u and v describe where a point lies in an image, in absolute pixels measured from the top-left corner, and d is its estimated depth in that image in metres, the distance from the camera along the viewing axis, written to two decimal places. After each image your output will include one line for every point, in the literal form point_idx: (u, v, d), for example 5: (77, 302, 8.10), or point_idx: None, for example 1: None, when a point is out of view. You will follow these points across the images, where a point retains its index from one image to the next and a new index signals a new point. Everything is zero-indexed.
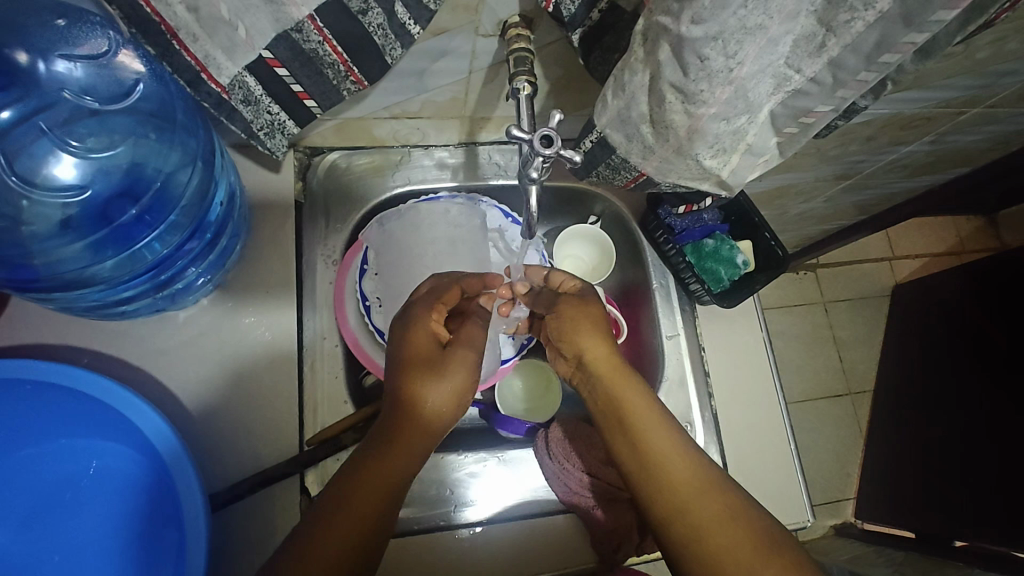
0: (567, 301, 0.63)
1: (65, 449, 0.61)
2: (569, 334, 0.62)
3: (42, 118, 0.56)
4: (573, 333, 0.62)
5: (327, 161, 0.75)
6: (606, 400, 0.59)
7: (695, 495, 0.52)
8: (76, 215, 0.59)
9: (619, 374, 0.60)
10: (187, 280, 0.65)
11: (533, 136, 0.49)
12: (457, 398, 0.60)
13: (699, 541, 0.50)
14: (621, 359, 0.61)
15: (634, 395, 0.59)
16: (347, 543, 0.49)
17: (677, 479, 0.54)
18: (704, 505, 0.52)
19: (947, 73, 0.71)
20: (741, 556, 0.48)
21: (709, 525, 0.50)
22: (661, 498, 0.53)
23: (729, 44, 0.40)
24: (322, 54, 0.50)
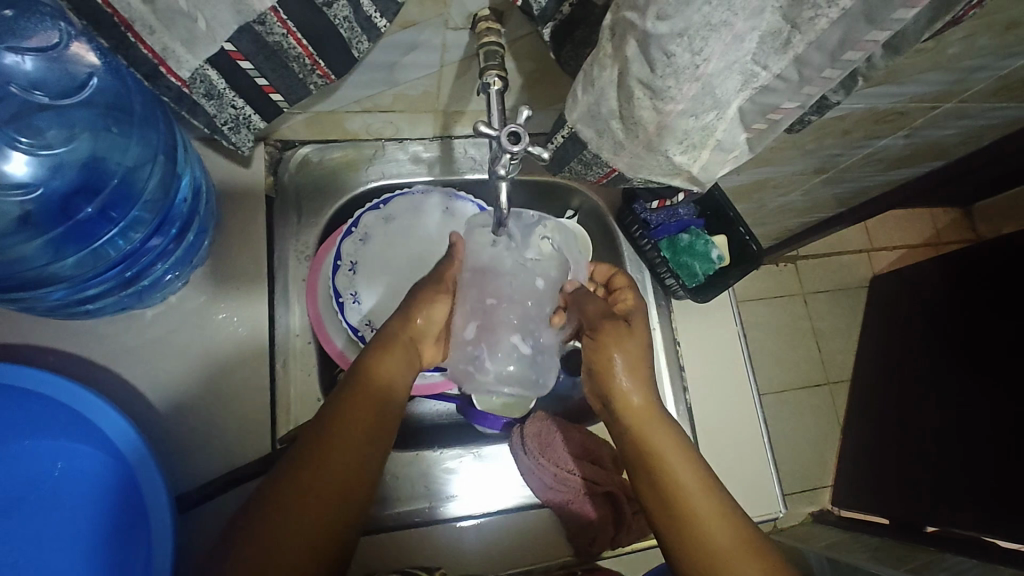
0: (608, 330, 0.65)
1: (27, 451, 0.59)
2: (608, 370, 0.63)
3: None
4: (610, 373, 0.63)
5: (299, 155, 0.74)
6: (636, 442, 0.60)
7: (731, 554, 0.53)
8: (35, 211, 0.58)
9: (648, 413, 0.61)
10: (154, 277, 0.62)
11: (500, 133, 0.49)
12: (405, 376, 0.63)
13: None
14: (656, 404, 0.62)
15: (666, 440, 0.59)
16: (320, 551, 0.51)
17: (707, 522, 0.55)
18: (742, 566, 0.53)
19: (920, 68, 0.72)
20: None
21: None
22: (681, 531, 0.55)
23: (695, 40, 0.40)
24: (286, 47, 0.49)
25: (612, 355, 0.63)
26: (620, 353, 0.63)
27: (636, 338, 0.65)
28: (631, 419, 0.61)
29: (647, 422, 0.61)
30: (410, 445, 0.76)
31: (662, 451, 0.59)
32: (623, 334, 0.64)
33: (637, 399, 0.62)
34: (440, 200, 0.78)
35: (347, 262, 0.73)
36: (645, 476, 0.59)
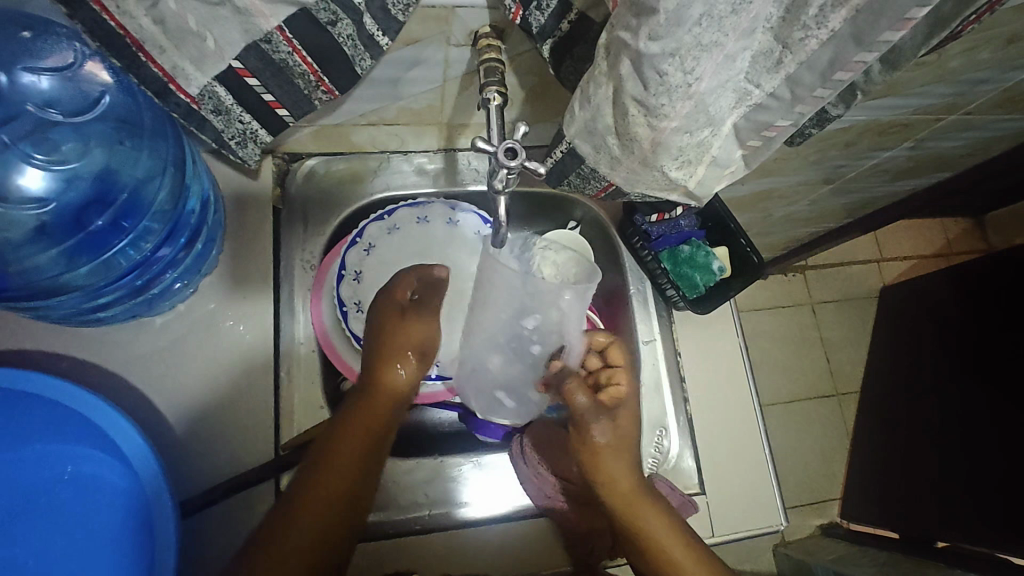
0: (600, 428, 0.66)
1: (40, 455, 0.60)
2: (600, 463, 0.66)
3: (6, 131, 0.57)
4: (597, 465, 0.66)
5: (305, 167, 0.76)
6: (625, 525, 0.65)
7: None
8: (51, 222, 0.59)
9: (636, 496, 0.65)
10: (164, 285, 0.64)
11: (497, 148, 0.50)
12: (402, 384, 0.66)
13: None
14: (643, 486, 0.66)
15: (652, 520, 0.64)
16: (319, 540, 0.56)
17: None
18: None
19: (922, 81, 0.72)
20: None
21: None
22: None
23: (686, 60, 0.41)
24: (291, 64, 0.50)
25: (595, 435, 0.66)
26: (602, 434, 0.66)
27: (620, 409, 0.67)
28: (617, 503, 0.65)
29: (633, 504, 0.65)
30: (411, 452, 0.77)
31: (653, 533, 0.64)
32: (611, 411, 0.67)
33: (621, 485, 0.65)
34: (443, 212, 0.79)
35: (351, 271, 0.74)
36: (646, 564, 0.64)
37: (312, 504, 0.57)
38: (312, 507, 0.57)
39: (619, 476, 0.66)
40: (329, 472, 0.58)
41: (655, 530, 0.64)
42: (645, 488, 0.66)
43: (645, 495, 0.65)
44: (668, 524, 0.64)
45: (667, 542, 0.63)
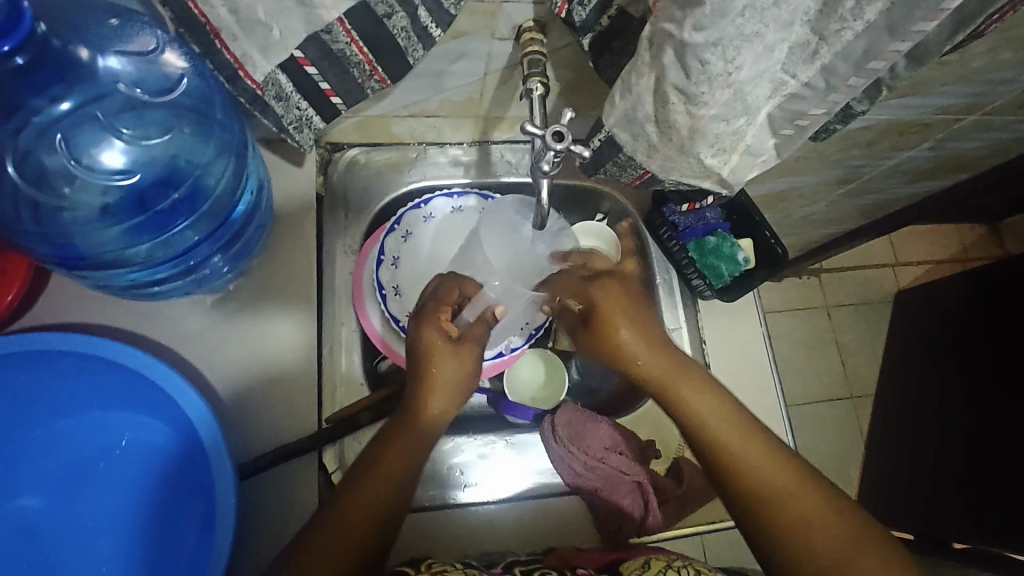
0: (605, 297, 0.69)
1: (97, 423, 0.66)
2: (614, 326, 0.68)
3: (97, 108, 0.57)
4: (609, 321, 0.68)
5: (347, 157, 0.80)
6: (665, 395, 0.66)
7: (788, 493, 0.59)
8: (115, 202, 0.60)
9: (677, 370, 0.66)
10: (214, 266, 0.68)
11: (545, 132, 0.53)
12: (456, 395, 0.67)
13: (805, 539, 0.57)
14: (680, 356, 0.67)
15: (693, 394, 0.64)
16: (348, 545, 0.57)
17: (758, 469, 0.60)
18: (802, 503, 0.58)
19: (943, 80, 0.74)
20: (836, 542, 0.56)
21: (807, 518, 0.58)
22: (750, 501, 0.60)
23: (728, 49, 0.44)
24: (349, 54, 0.53)
25: (618, 332, 0.68)
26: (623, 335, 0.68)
27: (627, 302, 0.69)
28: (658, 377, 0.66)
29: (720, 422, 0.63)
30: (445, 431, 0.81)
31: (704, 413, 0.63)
32: (617, 310, 0.68)
33: (697, 402, 0.64)
34: (476, 203, 0.81)
35: (389, 257, 0.78)
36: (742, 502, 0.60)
37: (347, 527, 0.57)
38: (356, 518, 0.57)
39: (662, 371, 0.66)
40: (372, 484, 0.59)
41: (766, 470, 0.60)
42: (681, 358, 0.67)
43: (728, 413, 0.63)
44: (791, 467, 0.60)
45: (777, 478, 0.60)
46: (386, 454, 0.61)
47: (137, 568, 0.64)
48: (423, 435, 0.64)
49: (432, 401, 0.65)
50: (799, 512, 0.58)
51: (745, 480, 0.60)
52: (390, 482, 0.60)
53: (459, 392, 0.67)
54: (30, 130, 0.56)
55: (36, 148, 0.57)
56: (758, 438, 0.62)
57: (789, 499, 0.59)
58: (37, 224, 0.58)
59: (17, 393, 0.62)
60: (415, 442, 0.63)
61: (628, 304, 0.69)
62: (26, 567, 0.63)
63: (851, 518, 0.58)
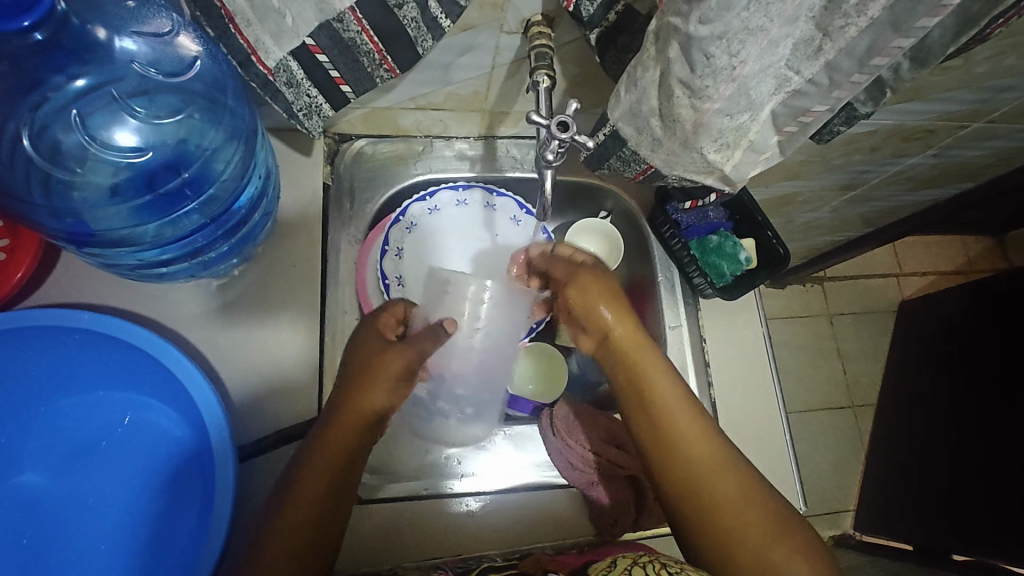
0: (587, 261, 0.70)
1: (102, 401, 0.67)
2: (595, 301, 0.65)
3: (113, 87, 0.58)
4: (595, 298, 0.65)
5: (354, 148, 0.80)
6: (625, 360, 0.64)
7: (715, 473, 0.58)
8: (124, 183, 0.61)
9: (640, 347, 0.64)
10: (219, 251, 0.68)
11: (550, 122, 0.54)
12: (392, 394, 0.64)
13: (713, 518, 0.57)
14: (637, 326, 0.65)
15: (652, 369, 0.63)
16: (300, 531, 0.55)
17: (691, 449, 0.59)
18: (724, 488, 0.57)
19: (947, 85, 0.75)
20: (751, 532, 0.55)
21: (728, 503, 0.57)
22: (677, 475, 0.59)
23: (732, 43, 0.44)
24: (359, 43, 0.54)
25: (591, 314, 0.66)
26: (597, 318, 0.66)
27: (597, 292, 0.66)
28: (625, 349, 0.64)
29: (670, 405, 0.61)
30: None
31: (652, 384, 0.62)
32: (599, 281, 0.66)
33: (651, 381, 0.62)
34: (481, 196, 0.83)
35: (394, 248, 0.79)
36: (672, 491, 0.59)
37: (296, 515, 0.56)
38: (294, 525, 0.55)
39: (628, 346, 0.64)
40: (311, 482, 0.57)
41: (693, 448, 0.59)
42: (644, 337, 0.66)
43: (688, 409, 0.61)
44: (723, 454, 0.59)
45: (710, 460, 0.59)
46: (322, 454, 0.59)
47: (133, 547, 0.64)
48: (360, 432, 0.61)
49: (371, 399, 0.62)
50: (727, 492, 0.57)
51: (685, 471, 0.59)
52: (330, 479, 0.58)
53: (400, 386, 0.65)
54: (49, 106, 0.57)
55: (52, 124, 0.58)
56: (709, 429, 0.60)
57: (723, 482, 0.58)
58: (47, 200, 0.58)
59: (24, 369, 0.62)
60: (358, 436, 0.61)
61: (601, 290, 0.66)
62: (26, 542, 0.63)
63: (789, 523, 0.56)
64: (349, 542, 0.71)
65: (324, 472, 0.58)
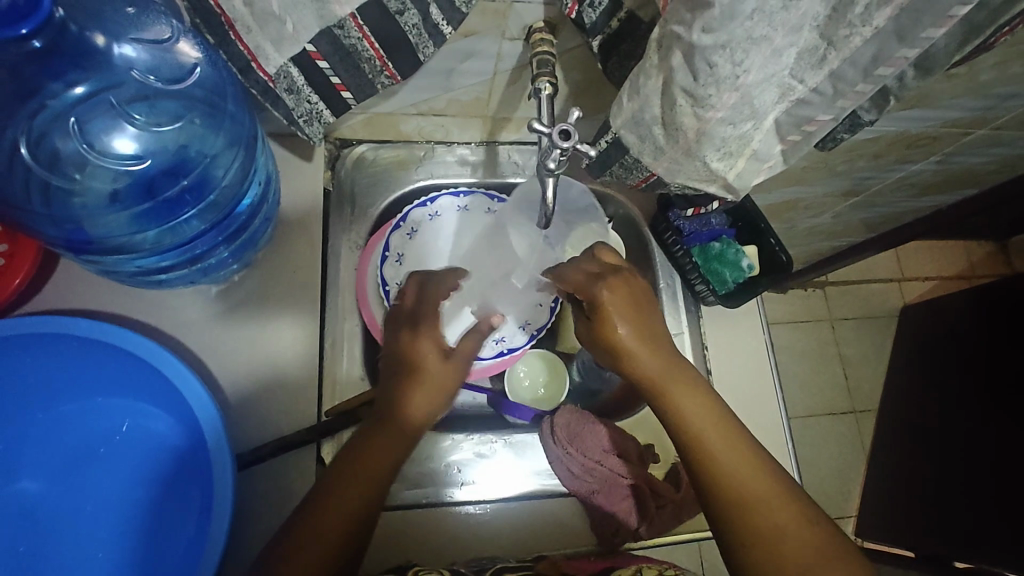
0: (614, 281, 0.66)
1: (100, 409, 0.66)
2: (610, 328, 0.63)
3: (111, 94, 0.58)
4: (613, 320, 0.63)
5: (355, 153, 0.80)
6: (657, 394, 0.62)
7: (766, 500, 0.57)
8: (124, 189, 0.61)
9: (669, 376, 0.63)
10: (219, 256, 0.68)
11: (552, 130, 0.53)
12: (437, 395, 0.62)
13: (766, 539, 0.55)
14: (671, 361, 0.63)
15: (685, 398, 0.62)
16: (342, 528, 0.53)
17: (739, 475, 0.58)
18: (774, 512, 0.56)
19: (951, 92, 0.74)
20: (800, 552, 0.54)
21: (779, 527, 0.55)
22: (724, 501, 0.57)
23: (736, 52, 0.44)
24: (360, 49, 0.54)
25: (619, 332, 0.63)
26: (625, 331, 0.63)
27: (633, 299, 0.65)
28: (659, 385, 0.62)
29: (721, 442, 0.60)
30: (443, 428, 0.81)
31: (686, 414, 0.61)
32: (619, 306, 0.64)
33: (715, 442, 0.60)
34: (482, 202, 0.82)
35: (394, 253, 0.78)
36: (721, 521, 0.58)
37: (332, 513, 0.53)
38: (332, 523, 0.53)
39: (663, 380, 0.63)
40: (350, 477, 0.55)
41: (738, 471, 0.58)
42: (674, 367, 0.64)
43: (729, 434, 0.61)
44: (775, 482, 0.58)
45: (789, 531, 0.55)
46: (339, 492, 0.55)
47: (130, 555, 0.64)
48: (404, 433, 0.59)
49: (415, 399, 0.61)
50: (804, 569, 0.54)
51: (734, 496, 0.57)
52: (375, 477, 0.56)
53: (445, 387, 0.63)
54: (46, 114, 0.57)
55: (50, 132, 0.58)
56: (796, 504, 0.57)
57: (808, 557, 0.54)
58: (46, 207, 0.58)
59: (21, 375, 0.62)
60: (399, 442, 0.59)
61: (633, 298, 0.65)
62: (22, 550, 0.63)
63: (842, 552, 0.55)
64: None
65: (373, 466, 0.56)
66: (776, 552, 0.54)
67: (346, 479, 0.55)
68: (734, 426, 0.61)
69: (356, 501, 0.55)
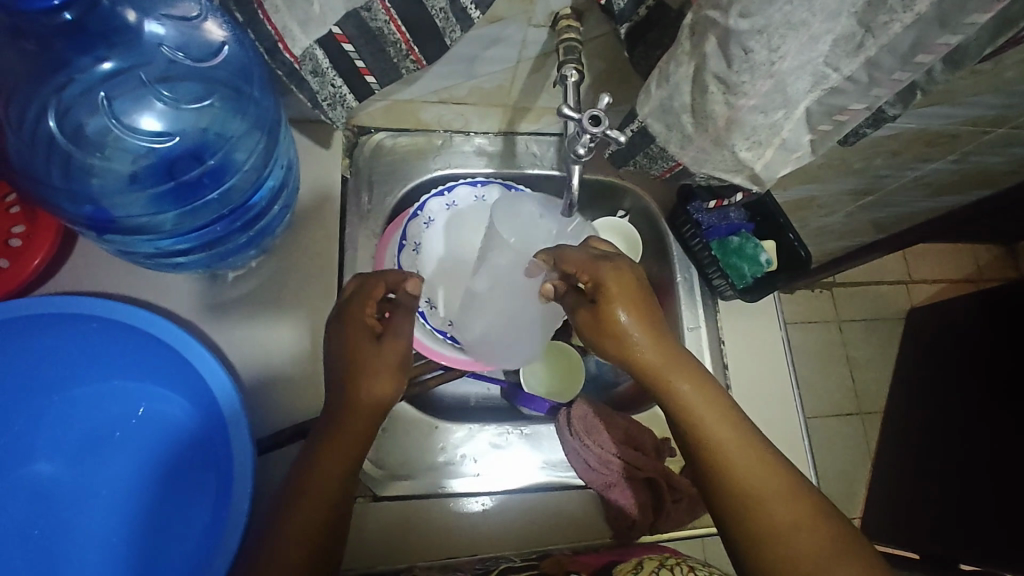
0: (613, 272, 0.60)
1: (117, 391, 0.66)
2: (612, 321, 0.59)
3: (142, 70, 0.58)
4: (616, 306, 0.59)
5: (373, 140, 0.80)
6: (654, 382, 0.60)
7: (772, 496, 0.55)
8: (144, 169, 0.60)
9: (669, 363, 0.59)
10: (236, 243, 0.68)
11: (582, 115, 0.53)
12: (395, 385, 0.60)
13: (773, 536, 0.54)
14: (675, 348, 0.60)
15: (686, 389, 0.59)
16: (310, 533, 0.54)
17: (743, 468, 0.56)
18: (779, 508, 0.55)
19: (975, 90, 0.74)
20: (810, 547, 0.53)
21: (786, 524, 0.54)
22: (726, 495, 0.56)
23: (773, 38, 0.43)
24: (387, 32, 0.53)
25: (618, 317, 0.59)
26: (625, 319, 0.59)
27: (638, 290, 0.60)
28: (654, 378, 0.59)
29: (723, 435, 0.58)
30: (457, 418, 0.81)
31: (689, 402, 0.58)
32: (625, 289, 0.59)
33: (725, 436, 0.57)
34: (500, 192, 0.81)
35: (411, 242, 0.78)
36: (727, 515, 0.56)
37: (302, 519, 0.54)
38: (301, 526, 0.54)
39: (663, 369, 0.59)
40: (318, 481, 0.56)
41: (741, 464, 0.56)
42: (677, 350, 0.60)
43: (732, 424, 0.58)
44: (779, 472, 0.56)
45: (804, 525, 0.54)
46: (303, 501, 0.55)
47: (143, 541, 0.63)
48: (364, 426, 0.59)
49: (368, 392, 0.58)
50: (821, 566, 0.52)
51: (736, 490, 0.56)
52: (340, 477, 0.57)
53: (400, 369, 0.60)
54: (73, 89, 0.57)
55: (75, 107, 0.57)
56: (810, 495, 0.56)
57: (821, 553, 0.53)
58: (65, 183, 0.57)
59: (40, 355, 0.62)
60: (363, 429, 0.59)
61: (638, 291, 0.60)
62: (36, 532, 0.62)
63: (854, 547, 0.53)
64: (367, 542, 0.70)
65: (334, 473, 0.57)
66: (781, 550, 0.53)
67: (313, 487, 0.56)
68: (742, 420, 0.59)
69: (326, 508, 0.55)
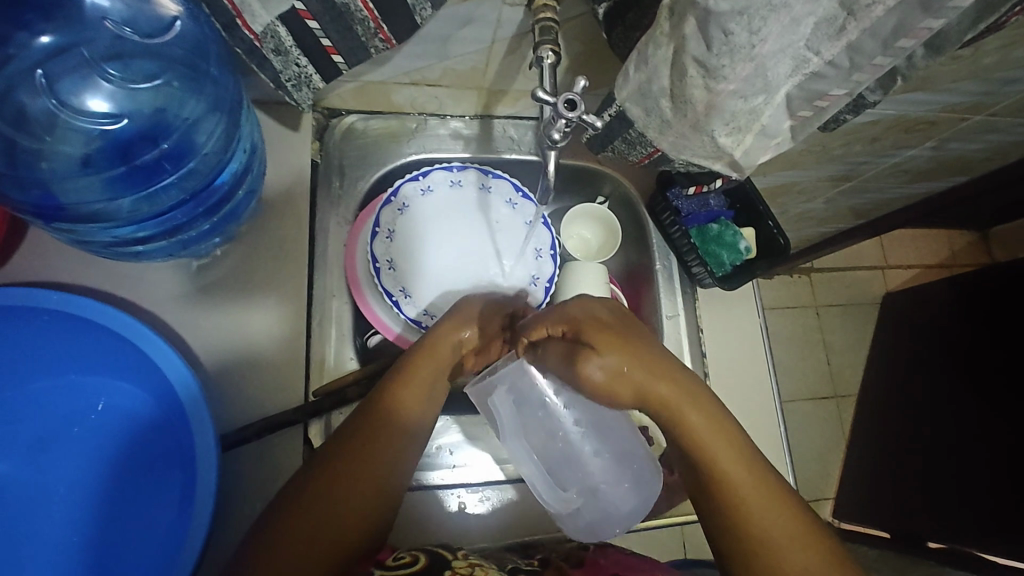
0: (585, 314, 0.59)
1: (73, 386, 0.63)
2: (595, 364, 0.54)
3: (87, 48, 0.56)
4: (598, 345, 0.55)
5: (344, 124, 0.77)
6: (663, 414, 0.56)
7: (786, 537, 0.51)
8: (96, 152, 0.58)
9: (679, 394, 0.56)
10: (198, 230, 0.64)
11: (557, 100, 0.51)
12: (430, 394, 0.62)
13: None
14: (681, 377, 0.57)
15: (696, 416, 0.55)
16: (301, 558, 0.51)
17: (754, 506, 0.53)
18: (793, 549, 0.51)
19: (953, 76, 0.73)
20: None
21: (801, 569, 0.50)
22: (734, 532, 0.53)
23: (754, 19, 0.41)
24: (353, 9, 0.51)
25: (601, 359, 0.55)
26: (609, 359, 0.55)
27: (618, 330, 0.58)
28: (661, 408, 0.56)
29: (735, 469, 0.54)
30: None
31: (699, 434, 0.55)
32: (606, 333, 0.56)
33: (736, 471, 0.54)
34: (476, 177, 0.79)
35: (385, 230, 0.75)
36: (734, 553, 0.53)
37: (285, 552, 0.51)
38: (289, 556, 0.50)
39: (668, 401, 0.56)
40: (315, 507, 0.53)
41: (752, 501, 0.53)
42: (686, 384, 0.57)
43: (745, 460, 0.54)
44: (791, 511, 0.53)
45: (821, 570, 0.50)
46: (293, 527, 0.52)
47: (103, 539, 0.61)
48: (389, 436, 0.58)
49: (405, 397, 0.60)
50: None
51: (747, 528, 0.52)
52: (348, 501, 0.54)
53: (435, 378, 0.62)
54: (14, 66, 0.54)
55: (17, 87, 0.55)
56: (824, 539, 0.52)
57: None
58: (10, 169, 0.55)
59: None
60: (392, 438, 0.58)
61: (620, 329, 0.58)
62: None
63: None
64: None
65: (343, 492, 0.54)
66: None
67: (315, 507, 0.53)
68: (753, 453, 0.55)
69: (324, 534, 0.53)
